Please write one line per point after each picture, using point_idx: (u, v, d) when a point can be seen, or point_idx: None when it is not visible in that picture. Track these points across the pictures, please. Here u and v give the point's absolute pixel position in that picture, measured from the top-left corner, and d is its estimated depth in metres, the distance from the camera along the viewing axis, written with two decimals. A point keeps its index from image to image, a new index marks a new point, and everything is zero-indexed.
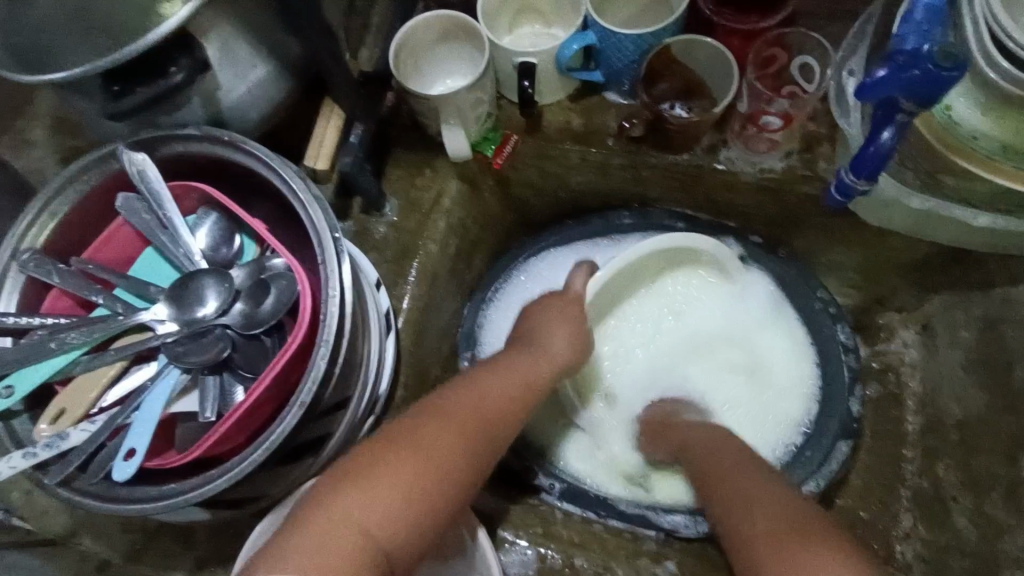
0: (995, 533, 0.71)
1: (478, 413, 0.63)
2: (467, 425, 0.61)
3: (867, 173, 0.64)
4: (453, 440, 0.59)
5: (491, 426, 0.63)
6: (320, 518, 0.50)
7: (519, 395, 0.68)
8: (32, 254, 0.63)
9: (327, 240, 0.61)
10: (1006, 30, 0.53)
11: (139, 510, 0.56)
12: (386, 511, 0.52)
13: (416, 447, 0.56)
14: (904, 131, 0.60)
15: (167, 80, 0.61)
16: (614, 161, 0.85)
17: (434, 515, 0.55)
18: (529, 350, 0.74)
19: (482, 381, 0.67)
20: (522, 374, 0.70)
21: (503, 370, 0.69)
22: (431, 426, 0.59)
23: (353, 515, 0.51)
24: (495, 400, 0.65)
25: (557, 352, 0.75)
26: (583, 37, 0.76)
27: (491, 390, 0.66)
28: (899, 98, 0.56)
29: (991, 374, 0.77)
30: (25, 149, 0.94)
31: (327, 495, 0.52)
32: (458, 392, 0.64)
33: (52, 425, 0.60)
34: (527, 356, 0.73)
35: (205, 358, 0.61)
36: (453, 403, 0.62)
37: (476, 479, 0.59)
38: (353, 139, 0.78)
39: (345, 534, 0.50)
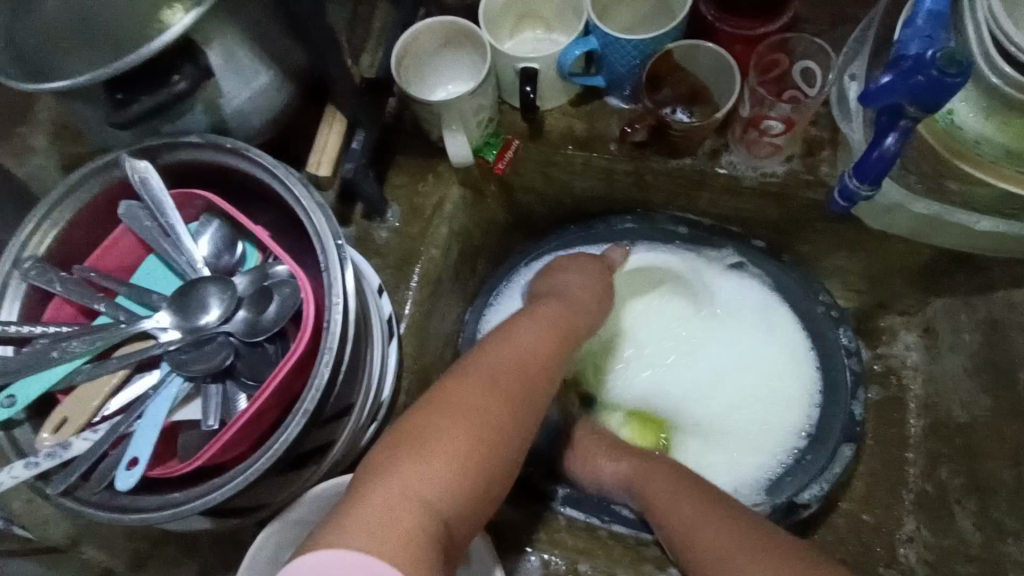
0: (1000, 537, 0.71)
1: (522, 372, 0.62)
2: (512, 384, 0.60)
3: (871, 178, 0.64)
4: (500, 402, 0.58)
5: (535, 379, 0.62)
6: (380, 490, 0.50)
7: (557, 345, 0.67)
8: (34, 263, 0.63)
9: (330, 247, 0.61)
10: (1010, 35, 0.53)
11: (141, 520, 0.56)
12: (443, 479, 0.52)
13: (466, 412, 0.56)
14: (908, 136, 0.60)
15: (171, 88, 0.61)
16: (616, 166, 0.85)
17: (492, 477, 0.54)
18: (558, 301, 0.73)
19: (520, 337, 0.65)
20: (558, 329, 0.68)
21: (538, 323, 0.68)
22: (478, 388, 0.58)
23: (410, 484, 0.50)
24: (535, 352, 0.64)
25: (580, 306, 0.74)
26: (584, 42, 0.76)
27: (531, 347, 0.65)
28: (904, 104, 0.56)
29: (995, 378, 0.77)
30: (26, 156, 0.94)
31: (382, 467, 0.52)
32: (497, 346, 0.63)
33: (54, 435, 0.60)
34: (560, 309, 0.71)
35: (208, 366, 0.61)
36: (497, 362, 0.61)
37: (526, 435, 0.59)
38: (354, 146, 0.78)
39: (407, 503, 0.49)
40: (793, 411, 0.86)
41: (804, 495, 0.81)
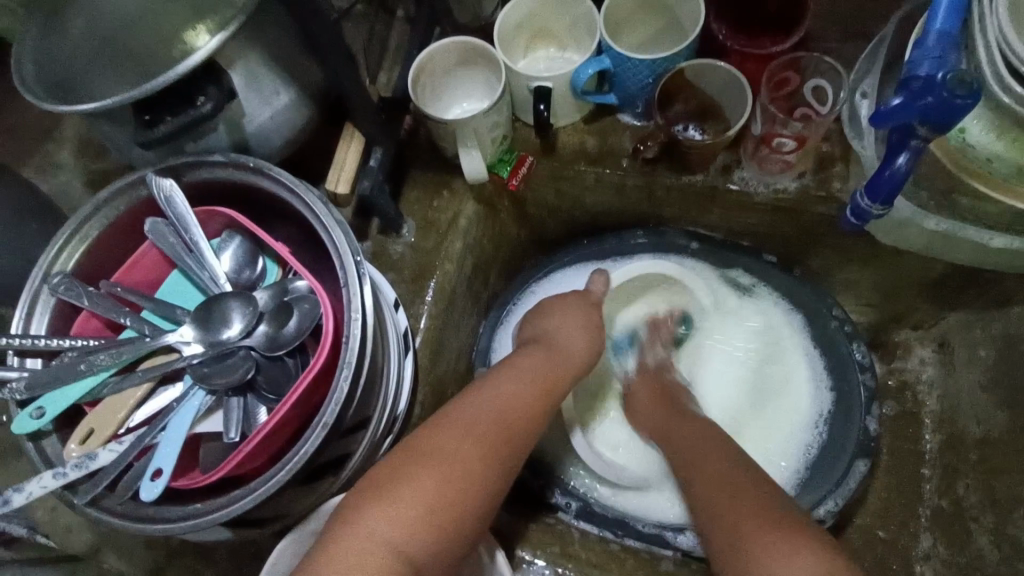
0: (1017, 554, 0.71)
1: (498, 419, 0.63)
2: (488, 432, 0.61)
3: (883, 196, 0.64)
4: (473, 449, 0.59)
5: (512, 428, 0.63)
6: (349, 535, 0.53)
7: (538, 394, 0.67)
8: (63, 278, 0.64)
9: (349, 264, 0.63)
10: (1018, 57, 0.53)
11: (163, 530, 0.57)
12: (409, 524, 0.54)
13: (438, 460, 0.58)
14: (921, 156, 0.60)
15: (194, 110, 0.62)
16: (628, 181, 0.86)
17: (460, 522, 0.57)
18: (545, 347, 0.73)
19: (500, 384, 0.66)
20: (542, 375, 0.69)
21: (522, 370, 0.68)
22: (452, 436, 0.60)
23: (375, 530, 0.53)
24: (514, 398, 0.65)
25: (567, 350, 0.73)
26: (597, 61, 0.77)
27: (513, 394, 0.65)
28: (915, 124, 0.57)
29: (1008, 393, 0.77)
30: (54, 172, 0.99)
31: (355, 508, 0.55)
32: (474, 395, 0.65)
33: (80, 445, 0.61)
34: (542, 353, 0.71)
35: (231, 379, 0.62)
36: (474, 409, 0.63)
37: (501, 478, 0.60)
38: (372, 163, 0.79)
39: (371, 547, 0.52)
40: (805, 424, 0.86)
41: (821, 510, 0.80)
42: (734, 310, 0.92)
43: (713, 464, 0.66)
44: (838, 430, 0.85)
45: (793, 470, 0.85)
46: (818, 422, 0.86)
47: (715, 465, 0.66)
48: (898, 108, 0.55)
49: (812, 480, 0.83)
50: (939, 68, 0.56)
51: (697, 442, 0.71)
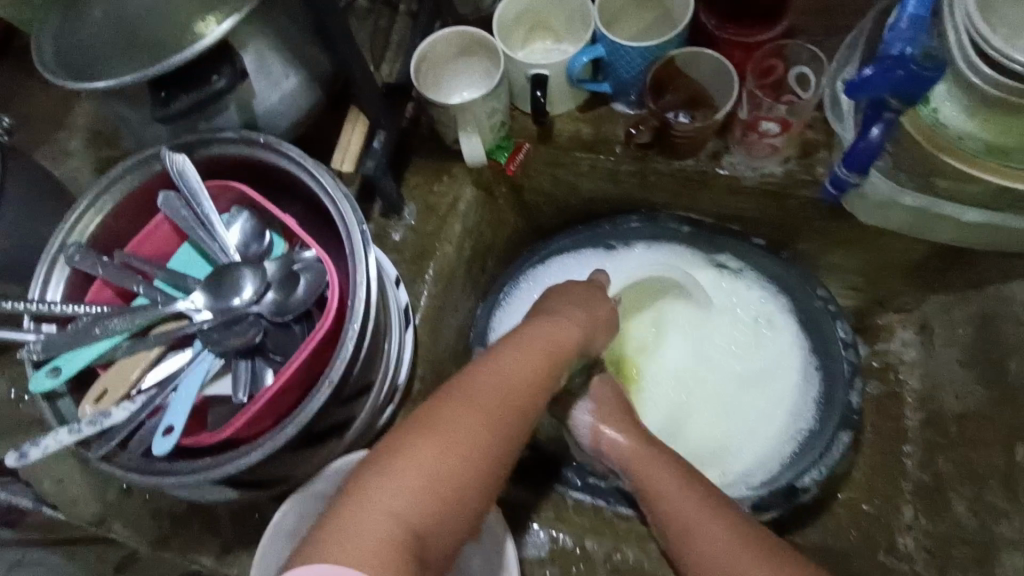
0: (994, 520, 0.74)
1: (503, 389, 0.60)
2: (493, 404, 0.58)
3: (859, 166, 0.68)
4: (478, 420, 0.56)
5: (519, 399, 0.60)
6: (351, 507, 0.49)
7: (545, 365, 0.64)
8: (78, 247, 0.67)
9: (355, 234, 0.65)
10: (984, 38, 0.57)
11: (173, 483, 0.60)
12: (412, 494, 0.51)
13: (443, 429, 0.54)
14: (892, 127, 0.65)
15: (212, 86, 0.65)
16: (622, 167, 0.89)
17: (464, 497, 0.53)
18: (552, 320, 0.70)
19: (504, 355, 0.63)
20: (547, 346, 0.66)
21: (542, 341, 0.66)
22: (455, 407, 0.56)
23: (379, 499, 0.50)
24: (519, 369, 0.62)
25: (576, 323, 0.71)
26: (592, 50, 0.81)
27: (518, 365, 0.62)
28: (887, 95, 0.61)
29: (985, 368, 0.80)
30: (64, 159, 1.02)
31: (357, 481, 0.51)
32: (478, 367, 0.61)
33: (94, 404, 0.64)
34: (548, 325, 0.68)
35: (241, 343, 0.66)
36: (477, 381, 0.59)
37: (508, 451, 0.57)
38: (375, 146, 0.81)
39: (382, 507, 0.49)
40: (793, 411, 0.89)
41: (805, 479, 0.82)
42: (739, 305, 0.95)
43: (679, 502, 0.65)
44: (822, 408, 0.87)
45: (779, 453, 0.87)
46: (807, 407, 0.88)
47: (684, 503, 0.65)
48: (871, 81, 0.58)
49: (799, 453, 0.85)
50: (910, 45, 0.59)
51: (663, 472, 0.69)
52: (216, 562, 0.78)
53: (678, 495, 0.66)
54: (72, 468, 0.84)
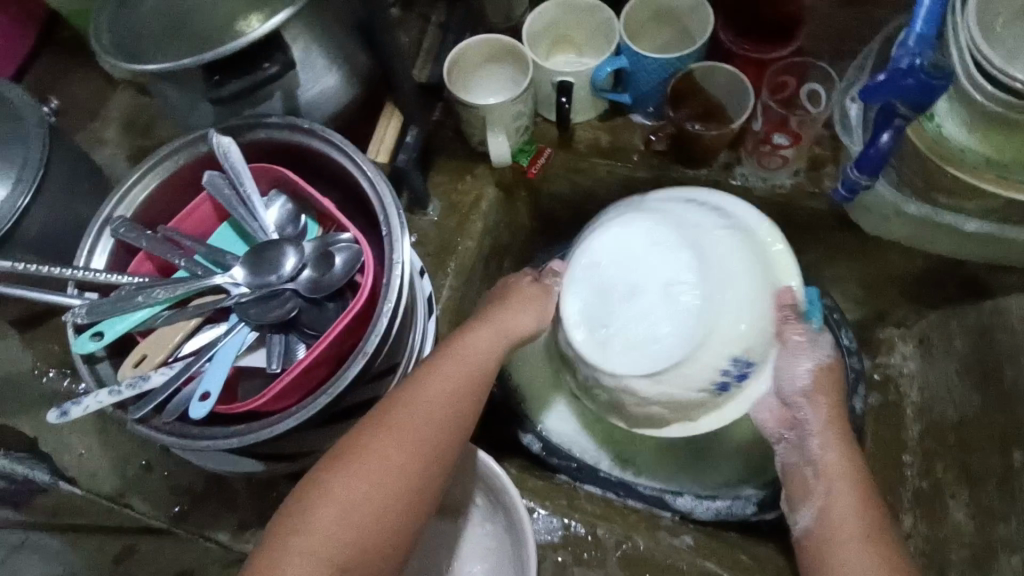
0: (991, 522, 0.76)
1: (427, 412, 0.61)
2: (416, 431, 0.59)
3: (870, 169, 0.72)
4: (401, 451, 0.58)
5: (443, 422, 0.61)
6: (277, 558, 0.52)
7: (469, 381, 0.65)
8: (123, 220, 0.70)
9: (393, 216, 0.69)
10: (985, 58, 0.62)
11: (209, 446, 0.62)
12: (338, 538, 0.54)
13: (365, 468, 0.57)
14: (901, 133, 0.69)
15: (263, 72, 0.69)
16: (638, 174, 0.93)
17: (394, 531, 0.56)
18: (477, 328, 0.70)
19: (426, 375, 0.63)
20: (470, 358, 0.66)
21: (444, 372, 0.64)
22: (378, 441, 0.58)
23: (304, 547, 0.53)
24: (443, 390, 0.63)
25: (502, 327, 0.71)
26: (616, 60, 0.86)
27: (441, 386, 0.63)
28: (895, 102, 0.65)
29: (981, 377, 0.84)
30: (99, 147, 1.06)
31: (283, 525, 0.54)
32: (402, 391, 0.62)
33: (133, 369, 0.66)
34: (470, 336, 0.68)
35: (277, 316, 0.68)
36: (401, 408, 0.61)
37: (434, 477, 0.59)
38: (409, 140, 0.87)
39: (300, 566, 0.52)
40: None
41: None
42: None
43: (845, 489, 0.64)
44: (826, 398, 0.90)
45: None
46: None
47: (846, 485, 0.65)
48: (884, 87, 0.62)
49: None
50: (915, 55, 0.62)
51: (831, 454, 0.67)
52: (232, 537, 0.80)
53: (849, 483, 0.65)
54: (93, 442, 0.86)
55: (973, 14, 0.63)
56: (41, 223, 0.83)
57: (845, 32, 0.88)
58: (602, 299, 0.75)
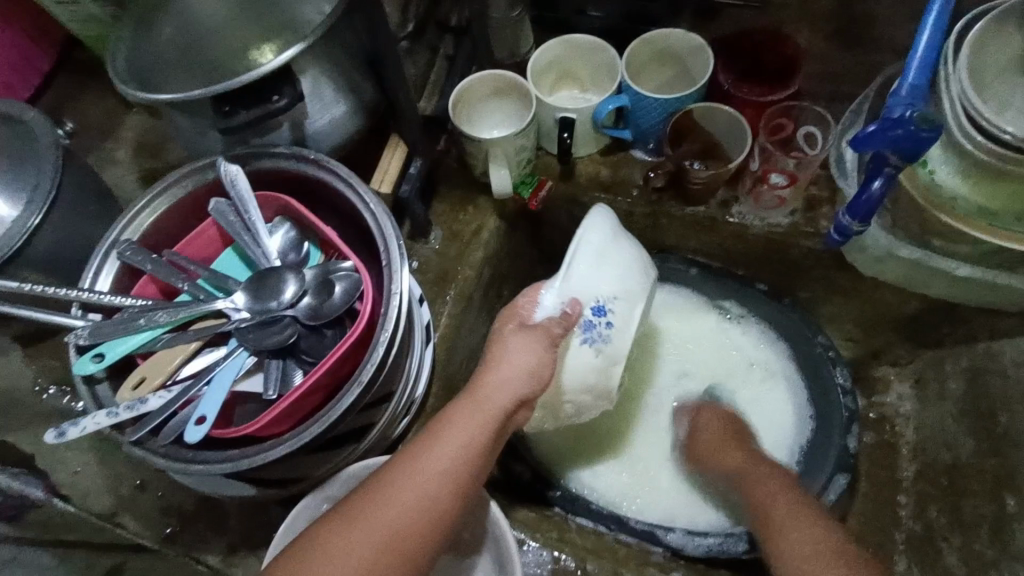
0: (984, 567, 0.76)
1: (438, 471, 0.60)
2: (422, 495, 0.59)
3: (862, 215, 0.72)
4: (401, 516, 0.57)
5: (454, 484, 0.60)
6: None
7: (485, 442, 0.63)
8: (130, 244, 0.72)
9: (392, 246, 0.70)
10: (976, 110, 0.64)
11: (203, 470, 0.62)
12: None
13: (364, 531, 0.56)
14: (893, 180, 0.69)
15: (273, 104, 0.71)
16: (637, 209, 0.95)
17: None
18: (503, 376, 0.65)
19: (444, 432, 0.62)
20: (494, 413, 0.64)
21: (464, 421, 0.63)
22: (381, 505, 0.57)
23: None
24: (460, 452, 0.61)
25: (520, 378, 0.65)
26: (617, 98, 0.87)
27: (457, 447, 0.61)
28: (887, 152, 0.65)
29: (977, 422, 0.84)
30: (109, 166, 1.08)
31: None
32: (417, 449, 0.61)
33: (132, 391, 0.67)
34: (496, 387, 0.64)
35: (276, 342, 0.69)
36: (412, 466, 0.60)
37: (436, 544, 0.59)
38: (412, 170, 0.88)
39: None
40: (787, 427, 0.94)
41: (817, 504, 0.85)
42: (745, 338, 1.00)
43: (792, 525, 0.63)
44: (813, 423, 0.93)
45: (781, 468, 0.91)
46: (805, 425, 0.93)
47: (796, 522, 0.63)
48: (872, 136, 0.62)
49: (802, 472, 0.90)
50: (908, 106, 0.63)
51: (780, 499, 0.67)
52: (222, 560, 0.80)
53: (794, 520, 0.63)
54: (90, 460, 0.87)
55: (963, 67, 0.65)
56: (50, 242, 0.85)
57: (845, 75, 0.90)
58: (616, 363, 0.70)
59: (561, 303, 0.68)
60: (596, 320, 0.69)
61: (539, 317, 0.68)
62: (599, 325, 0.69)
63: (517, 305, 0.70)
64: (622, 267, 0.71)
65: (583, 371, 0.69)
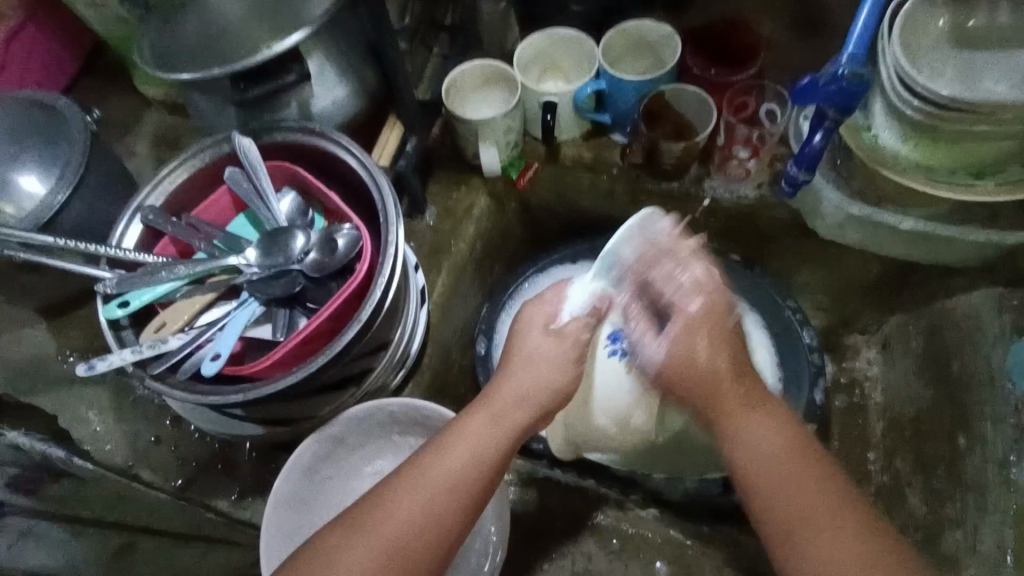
0: (939, 503, 0.82)
1: (449, 481, 0.59)
2: (433, 505, 0.58)
3: (806, 165, 0.82)
4: (411, 519, 0.57)
5: (463, 497, 0.59)
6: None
7: (496, 459, 0.62)
8: (153, 208, 0.80)
9: (389, 204, 0.78)
10: (909, 76, 0.71)
11: (215, 400, 0.69)
12: None
13: (373, 535, 0.57)
14: (832, 134, 0.80)
15: (283, 80, 0.81)
16: (617, 186, 1.03)
17: None
18: (519, 385, 0.64)
19: (456, 438, 0.62)
20: (504, 428, 0.63)
21: (475, 432, 0.62)
22: (394, 507, 0.58)
23: None
24: (472, 465, 0.60)
25: (537, 389, 0.64)
26: (595, 83, 0.96)
27: (468, 458, 0.61)
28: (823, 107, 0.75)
29: (934, 373, 0.90)
30: (130, 158, 1.17)
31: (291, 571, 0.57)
32: (428, 455, 0.61)
33: (154, 333, 0.74)
34: (515, 394, 0.64)
35: (284, 292, 0.77)
36: (422, 472, 0.60)
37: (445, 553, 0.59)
38: (409, 148, 0.96)
39: None
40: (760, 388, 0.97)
41: None
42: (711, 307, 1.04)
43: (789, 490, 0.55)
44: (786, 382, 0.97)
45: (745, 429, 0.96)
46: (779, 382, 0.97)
47: (795, 481, 0.56)
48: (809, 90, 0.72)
49: None
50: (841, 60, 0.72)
51: (768, 444, 0.58)
52: (232, 504, 0.87)
53: (790, 480, 0.56)
54: (109, 419, 0.93)
55: (898, 40, 0.73)
56: (74, 217, 0.93)
57: (803, 60, 0.98)
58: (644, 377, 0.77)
59: (588, 303, 0.69)
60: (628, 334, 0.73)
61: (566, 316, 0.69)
62: (629, 340, 0.74)
63: (542, 299, 0.70)
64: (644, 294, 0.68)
65: (603, 383, 0.80)
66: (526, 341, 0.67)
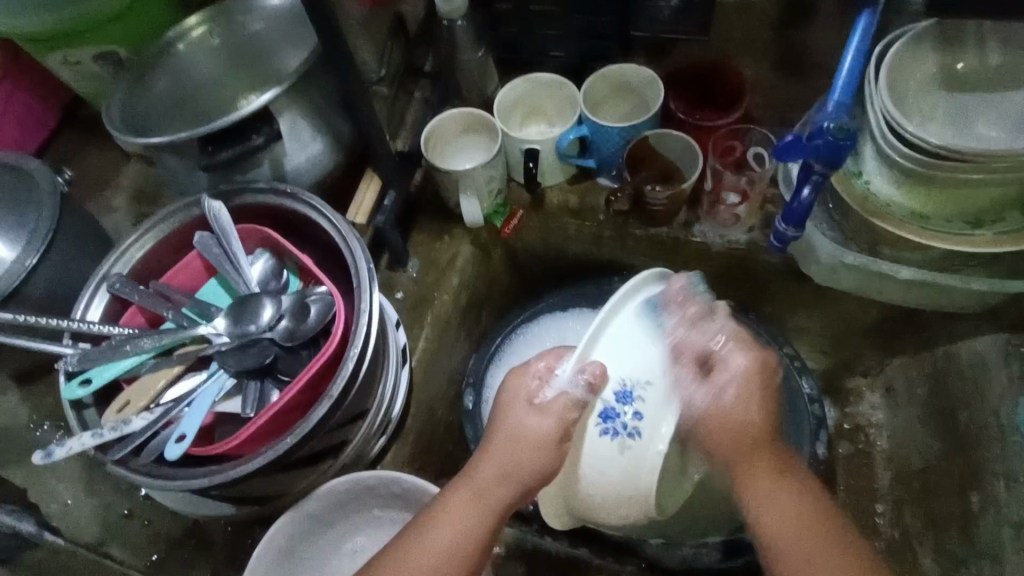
0: (955, 566, 0.78)
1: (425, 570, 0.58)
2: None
3: (795, 221, 0.80)
4: None
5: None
6: None
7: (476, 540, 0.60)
8: (119, 277, 0.77)
9: (362, 268, 0.74)
10: (898, 125, 0.69)
11: (180, 485, 0.65)
12: None
13: None
14: (821, 187, 0.76)
15: (251, 142, 0.78)
16: (604, 232, 0.99)
17: None
18: (499, 459, 0.61)
19: (440, 516, 0.61)
20: (489, 501, 0.61)
21: (459, 512, 0.61)
22: None
23: None
24: (451, 545, 0.59)
25: (522, 465, 0.60)
26: (577, 129, 0.93)
27: (452, 539, 0.60)
28: (811, 161, 0.72)
29: (941, 421, 0.86)
30: (107, 214, 1.14)
31: None
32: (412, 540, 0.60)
33: (117, 413, 0.71)
34: (500, 463, 0.61)
35: (254, 364, 0.74)
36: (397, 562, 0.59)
37: None
38: (386, 203, 0.93)
39: None
40: None
41: None
42: None
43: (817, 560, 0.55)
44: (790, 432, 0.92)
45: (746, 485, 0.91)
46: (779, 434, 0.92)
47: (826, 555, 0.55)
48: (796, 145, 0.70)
49: None
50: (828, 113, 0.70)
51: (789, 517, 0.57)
52: None
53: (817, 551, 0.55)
54: (79, 493, 0.89)
55: (884, 86, 0.71)
56: (45, 282, 0.90)
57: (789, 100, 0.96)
58: (642, 466, 0.60)
59: (578, 375, 0.60)
60: (620, 410, 0.60)
61: (550, 394, 0.61)
62: (622, 416, 0.60)
63: (529, 367, 0.63)
64: (647, 353, 0.62)
65: (597, 466, 0.61)
66: (508, 411, 0.62)
